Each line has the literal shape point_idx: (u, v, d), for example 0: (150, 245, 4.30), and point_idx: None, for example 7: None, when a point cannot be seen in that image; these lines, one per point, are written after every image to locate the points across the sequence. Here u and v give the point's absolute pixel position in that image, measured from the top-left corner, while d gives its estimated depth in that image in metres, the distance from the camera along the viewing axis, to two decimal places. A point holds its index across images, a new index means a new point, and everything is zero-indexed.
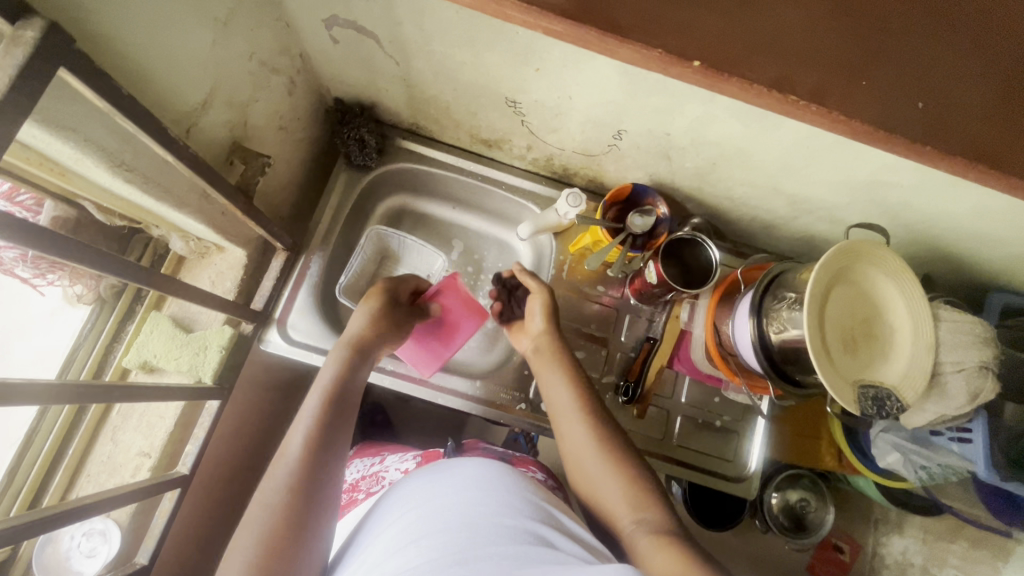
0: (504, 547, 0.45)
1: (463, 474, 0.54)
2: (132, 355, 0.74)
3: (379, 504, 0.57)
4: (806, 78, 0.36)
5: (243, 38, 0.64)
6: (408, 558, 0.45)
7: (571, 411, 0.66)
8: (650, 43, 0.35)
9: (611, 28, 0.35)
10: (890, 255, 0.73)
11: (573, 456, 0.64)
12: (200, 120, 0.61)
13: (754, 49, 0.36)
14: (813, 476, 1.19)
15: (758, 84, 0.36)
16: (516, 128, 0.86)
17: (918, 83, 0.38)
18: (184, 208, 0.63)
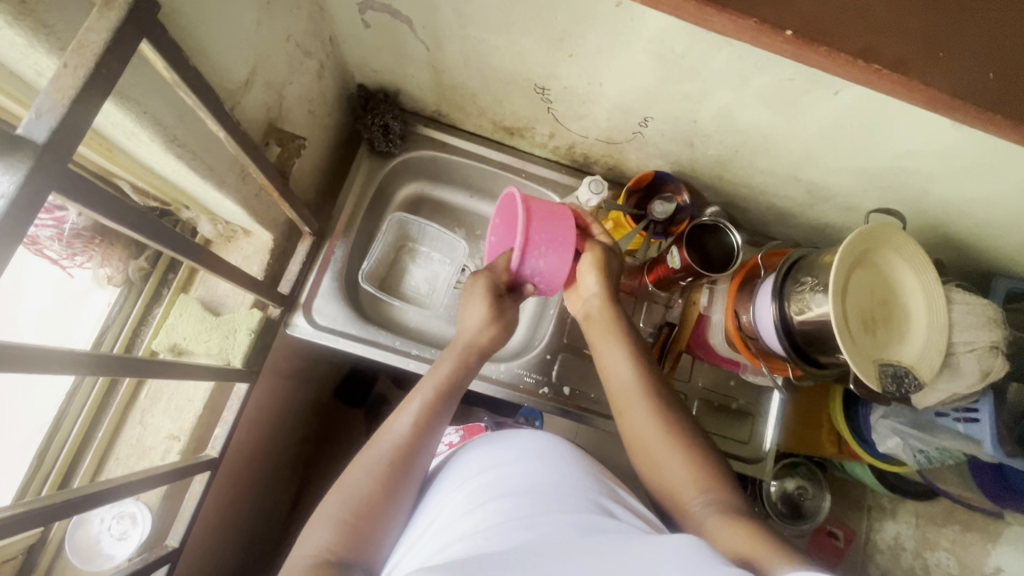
0: (568, 507, 0.49)
1: (526, 444, 0.59)
2: (162, 338, 0.75)
3: (454, 469, 0.61)
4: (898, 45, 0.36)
5: (284, 18, 0.65)
6: (473, 518, 0.49)
7: (636, 399, 0.69)
8: (747, 13, 0.34)
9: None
10: (907, 239, 0.76)
11: (641, 440, 0.67)
12: (243, 99, 0.61)
13: (849, 18, 0.35)
14: (809, 464, 1.26)
15: (848, 56, 0.35)
16: (541, 115, 0.87)
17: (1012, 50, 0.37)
18: (225, 187, 0.63)
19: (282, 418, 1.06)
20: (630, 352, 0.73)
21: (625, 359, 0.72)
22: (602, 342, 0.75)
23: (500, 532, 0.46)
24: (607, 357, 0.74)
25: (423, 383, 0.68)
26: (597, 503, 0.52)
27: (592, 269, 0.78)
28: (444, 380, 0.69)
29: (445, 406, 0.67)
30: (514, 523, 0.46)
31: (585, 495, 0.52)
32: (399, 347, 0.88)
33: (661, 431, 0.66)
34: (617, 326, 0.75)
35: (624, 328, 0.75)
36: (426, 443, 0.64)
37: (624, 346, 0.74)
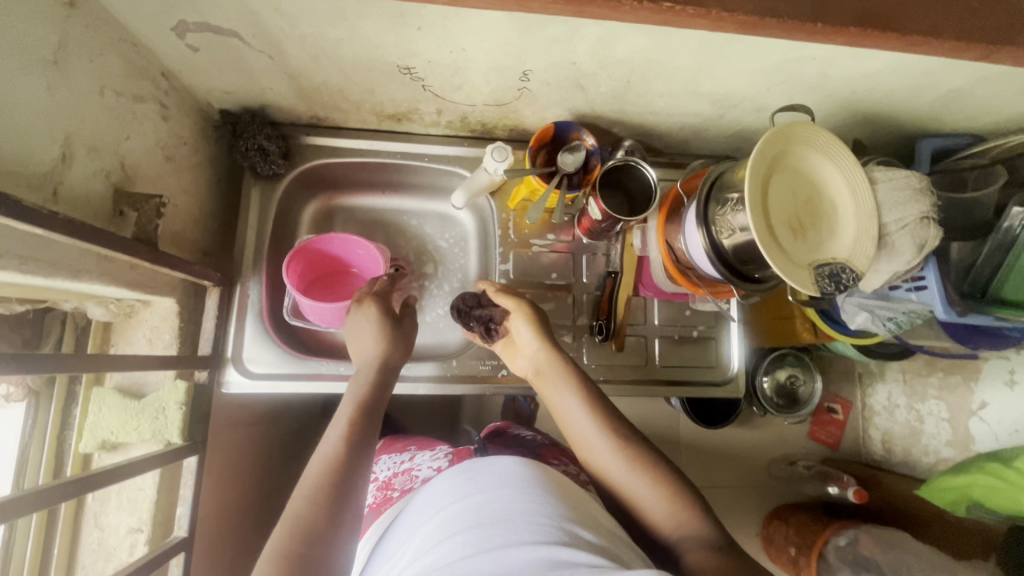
0: (531, 536, 0.48)
1: (502, 472, 0.58)
2: (89, 438, 0.71)
3: (424, 503, 0.61)
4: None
5: (87, 72, 0.57)
6: (442, 550, 0.49)
7: (596, 437, 0.68)
8: None
9: None
10: (819, 130, 0.72)
11: (609, 476, 0.67)
12: (65, 177, 0.55)
13: None
14: (796, 352, 1.28)
15: None
16: (420, 95, 0.80)
17: None
18: (84, 274, 0.58)
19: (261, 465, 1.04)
20: (581, 395, 0.72)
21: (580, 404, 0.71)
22: (552, 392, 0.74)
23: (464, 565, 0.45)
24: (561, 406, 0.73)
25: (339, 411, 0.67)
26: (567, 531, 0.50)
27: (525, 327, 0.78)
28: (357, 403, 0.68)
29: (365, 424, 0.66)
30: (481, 557, 0.46)
31: (550, 521, 0.51)
32: (345, 371, 0.85)
33: (624, 463, 0.66)
34: (561, 375, 0.74)
35: (570, 373, 0.74)
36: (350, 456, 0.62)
37: (575, 391, 0.72)
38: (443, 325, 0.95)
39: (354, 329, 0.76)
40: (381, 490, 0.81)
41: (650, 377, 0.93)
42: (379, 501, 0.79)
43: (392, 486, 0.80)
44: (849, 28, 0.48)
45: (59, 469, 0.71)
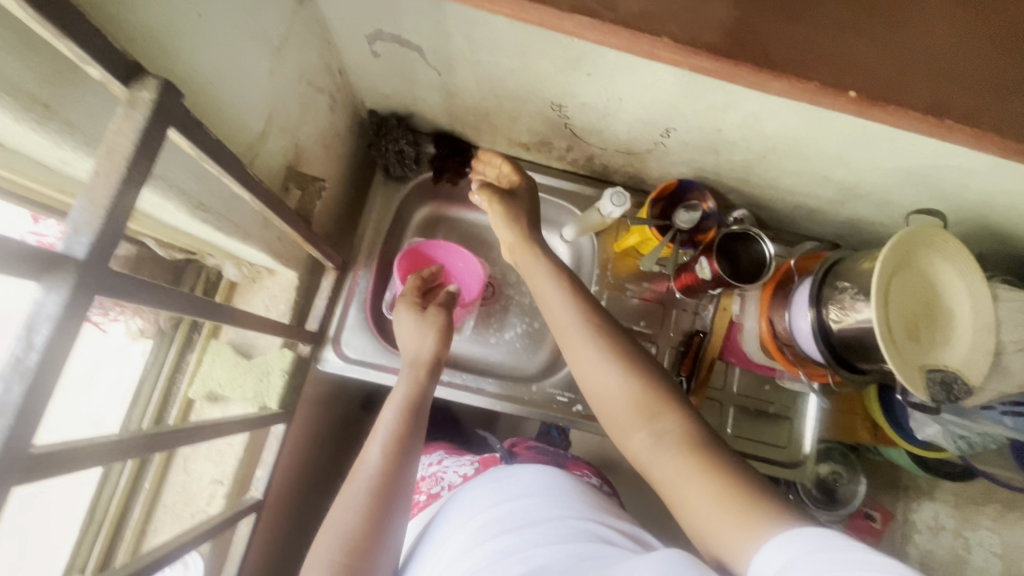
0: (559, 537, 0.52)
1: (530, 481, 0.62)
2: (198, 386, 0.75)
3: (461, 509, 0.64)
4: (966, 103, 0.39)
5: (295, 62, 0.64)
6: (478, 555, 0.53)
7: (567, 304, 0.66)
8: (807, 77, 0.37)
9: (769, 63, 0.37)
10: (950, 238, 0.73)
11: (574, 341, 0.64)
12: (261, 149, 0.60)
13: (912, 74, 0.39)
14: (844, 449, 1.23)
15: (915, 110, 0.38)
16: (558, 131, 0.85)
17: None
18: (250, 238, 0.63)
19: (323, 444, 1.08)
20: (566, 286, 0.68)
21: (565, 296, 0.67)
22: (536, 284, 0.71)
23: (498, 566, 0.50)
24: (546, 297, 0.69)
25: (386, 406, 0.69)
26: (591, 533, 0.53)
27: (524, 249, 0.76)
28: (409, 396, 0.71)
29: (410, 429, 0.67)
30: (514, 558, 0.50)
31: (575, 523, 0.54)
32: None
33: (602, 343, 0.63)
34: (546, 266, 0.71)
35: (555, 266, 0.71)
36: (399, 447, 0.64)
37: (558, 278, 0.69)
38: (524, 349, 0.97)
39: (411, 326, 0.78)
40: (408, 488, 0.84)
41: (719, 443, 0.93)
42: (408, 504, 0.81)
43: (420, 489, 0.83)
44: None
45: (164, 407, 0.76)
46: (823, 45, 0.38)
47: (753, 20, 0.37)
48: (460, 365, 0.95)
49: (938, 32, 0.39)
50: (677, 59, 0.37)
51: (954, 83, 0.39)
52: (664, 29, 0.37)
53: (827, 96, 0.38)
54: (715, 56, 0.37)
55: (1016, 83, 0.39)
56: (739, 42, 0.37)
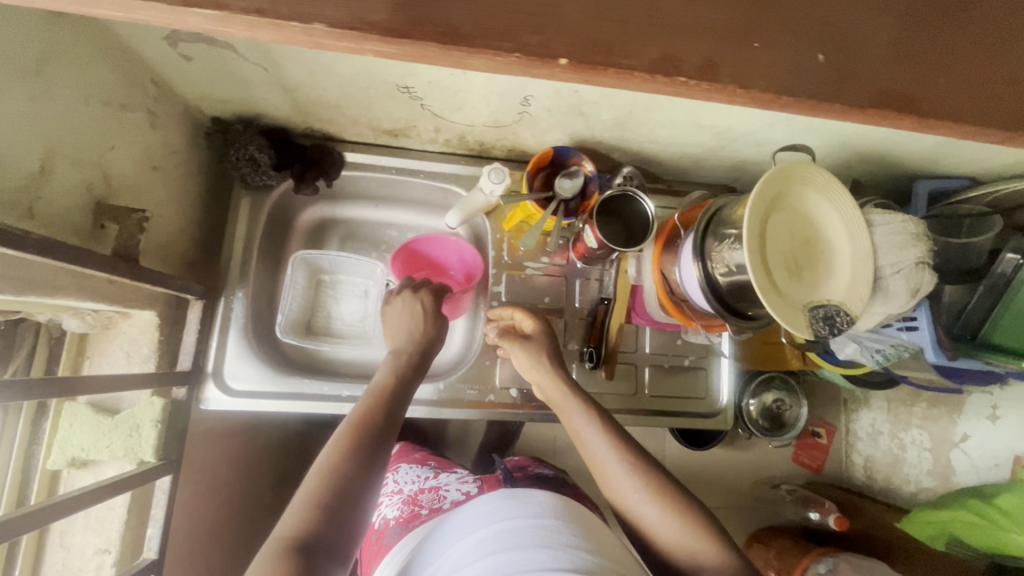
0: (563, 563, 0.49)
1: (541, 501, 0.59)
2: (58, 455, 0.68)
3: (462, 523, 0.60)
4: (693, 53, 0.40)
5: (72, 82, 0.55)
6: (484, 564, 0.50)
7: (601, 442, 0.68)
8: (503, 48, 0.38)
9: (453, 39, 0.37)
10: (819, 171, 0.72)
11: (613, 482, 0.67)
12: (44, 190, 0.53)
13: (640, 29, 0.40)
14: (784, 376, 1.28)
15: (638, 70, 0.39)
16: (418, 113, 0.79)
17: (820, 34, 0.42)
18: (60, 291, 0.56)
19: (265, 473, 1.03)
20: (597, 420, 0.71)
21: (592, 424, 0.70)
22: (567, 418, 0.73)
23: None
24: (579, 432, 0.71)
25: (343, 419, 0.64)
26: (597, 563, 0.51)
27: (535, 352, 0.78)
28: (375, 399, 0.66)
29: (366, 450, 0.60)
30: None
31: (586, 555, 0.51)
32: (328, 392, 0.83)
33: (637, 476, 0.65)
34: (576, 401, 0.73)
35: (582, 397, 0.73)
36: (354, 441, 0.60)
37: (589, 411, 0.72)
38: None
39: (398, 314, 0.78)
40: (407, 505, 0.79)
41: (637, 406, 0.92)
42: (405, 515, 0.77)
43: (419, 503, 0.78)
44: (867, 107, 0.43)
45: (25, 484, 0.68)
46: (525, 13, 0.38)
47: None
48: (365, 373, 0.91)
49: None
50: (349, 47, 0.38)
51: (715, 39, 0.40)
52: (318, 14, 0.37)
53: (536, 63, 0.38)
54: (389, 35, 0.37)
55: (742, 33, 0.41)
56: (415, 18, 0.37)
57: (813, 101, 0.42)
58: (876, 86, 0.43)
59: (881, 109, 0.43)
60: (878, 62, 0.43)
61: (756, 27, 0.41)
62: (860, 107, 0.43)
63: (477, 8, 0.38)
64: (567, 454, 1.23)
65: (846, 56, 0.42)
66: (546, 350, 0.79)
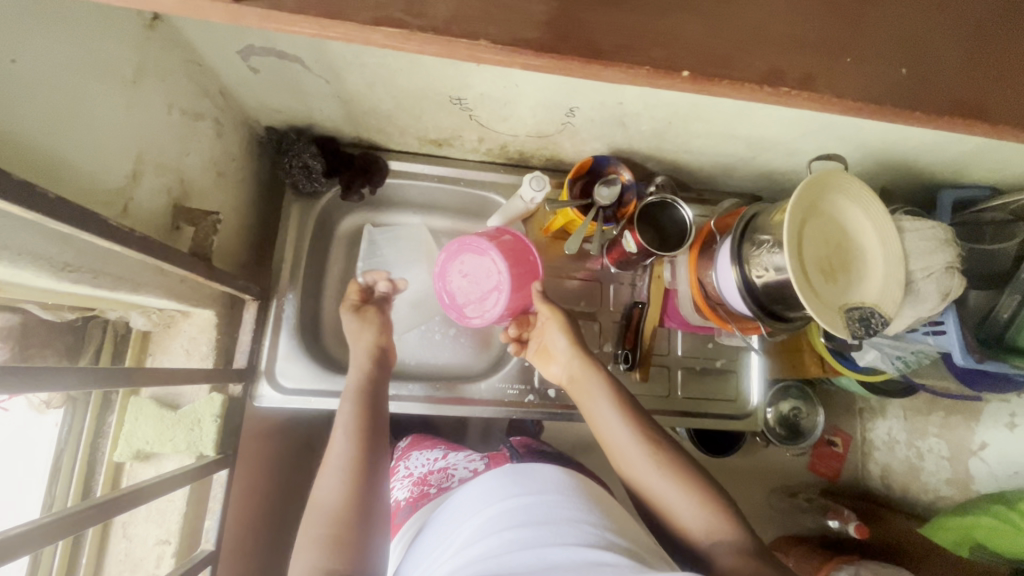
0: (575, 538, 0.52)
1: (548, 478, 0.61)
2: (123, 447, 0.71)
3: (468, 499, 0.63)
4: (794, 68, 0.43)
5: (158, 91, 0.59)
6: (492, 541, 0.53)
7: (623, 433, 0.71)
8: (637, 61, 0.41)
9: (597, 54, 0.41)
10: (851, 179, 0.75)
11: (636, 472, 0.69)
12: (135, 192, 0.56)
13: (744, 46, 0.43)
14: (800, 384, 1.32)
15: (748, 81, 0.42)
16: (464, 123, 0.82)
17: (904, 48, 0.45)
18: (143, 288, 0.59)
19: (303, 473, 1.06)
20: (618, 406, 0.73)
21: (614, 414, 0.73)
22: (589, 403, 0.75)
23: (512, 555, 0.50)
24: (598, 416, 0.74)
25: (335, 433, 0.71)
26: (612, 539, 0.53)
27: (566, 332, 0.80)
28: (358, 410, 0.74)
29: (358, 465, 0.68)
30: (526, 550, 0.50)
31: (593, 527, 0.54)
32: None
33: (657, 464, 0.67)
34: (599, 387, 0.75)
35: (606, 385, 0.75)
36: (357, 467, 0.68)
37: (609, 399, 0.74)
38: (466, 344, 0.97)
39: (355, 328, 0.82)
40: (417, 486, 0.82)
41: (670, 407, 0.95)
42: (415, 495, 0.80)
43: (428, 482, 0.82)
44: (944, 117, 0.46)
45: (90, 477, 0.71)
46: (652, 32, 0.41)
47: (579, 15, 0.41)
48: (406, 375, 0.94)
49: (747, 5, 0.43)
50: (503, 59, 0.40)
51: (775, 49, 0.43)
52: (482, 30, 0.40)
53: (661, 76, 0.42)
54: (540, 51, 0.40)
55: (835, 48, 0.44)
56: (562, 34, 0.40)
57: (895, 110, 0.45)
58: (952, 96, 0.46)
59: (957, 119, 0.46)
60: (956, 74, 0.46)
61: (841, 37, 0.44)
62: (939, 116, 0.46)
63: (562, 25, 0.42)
64: (591, 456, 1.25)
65: (925, 68, 0.46)
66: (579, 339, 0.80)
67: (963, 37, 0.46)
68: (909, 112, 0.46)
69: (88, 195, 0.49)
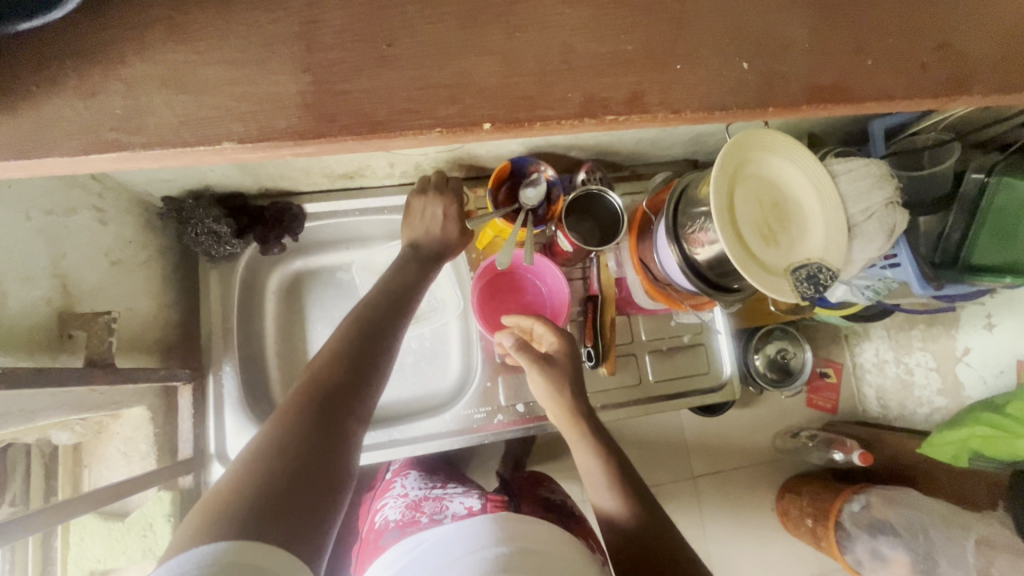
0: None
1: (534, 536, 0.53)
2: (76, 571, 0.67)
3: (441, 538, 0.56)
4: (618, 89, 0.41)
5: (1, 200, 0.53)
6: None
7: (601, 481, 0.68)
8: (427, 126, 0.40)
9: (375, 127, 0.39)
10: (773, 134, 0.72)
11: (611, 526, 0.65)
12: (0, 318, 0.51)
13: (546, 83, 0.41)
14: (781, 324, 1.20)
15: (561, 118, 0.41)
16: (368, 153, 0.78)
17: (744, 44, 0.43)
18: (38, 412, 0.55)
19: None
20: (603, 460, 0.69)
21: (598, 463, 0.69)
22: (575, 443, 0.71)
23: None
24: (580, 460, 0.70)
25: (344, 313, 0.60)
26: None
27: (561, 369, 0.72)
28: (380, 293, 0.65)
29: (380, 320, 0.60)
30: None
31: None
32: None
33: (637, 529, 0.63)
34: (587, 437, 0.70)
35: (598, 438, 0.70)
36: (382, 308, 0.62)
37: (594, 449, 0.70)
38: (429, 373, 0.95)
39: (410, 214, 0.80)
40: (410, 510, 0.70)
41: (643, 395, 0.93)
42: (404, 521, 0.68)
43: (421, 509, 0.70)
44: (803, 106, 0.44)
45: None
46: (438, 86, 0.40)
47: (334, 85, 0.39)
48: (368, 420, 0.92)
49: (561, 17, 0.41)
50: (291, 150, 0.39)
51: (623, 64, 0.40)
52: (236, 130, 0.39)
53: (460, 132, 0.40)
54: (302, 139, 0.39)
55: (660, 59, 0.42)
56: (326, 115, 0.39)
57: (745, 108, 0.43)
58: (804, 83, 0.44)
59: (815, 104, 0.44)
60: (804, 60, 0.44)
61: (695, 41, 0.43)
62: (794, 106, 0.44)
63: (401, 91, 0.40)
64: None
65: (772, 64, 0.44)
66: (569, 377, 0.72)
67: (803, 19, 0.44)
68: (761, 109, 0.43)
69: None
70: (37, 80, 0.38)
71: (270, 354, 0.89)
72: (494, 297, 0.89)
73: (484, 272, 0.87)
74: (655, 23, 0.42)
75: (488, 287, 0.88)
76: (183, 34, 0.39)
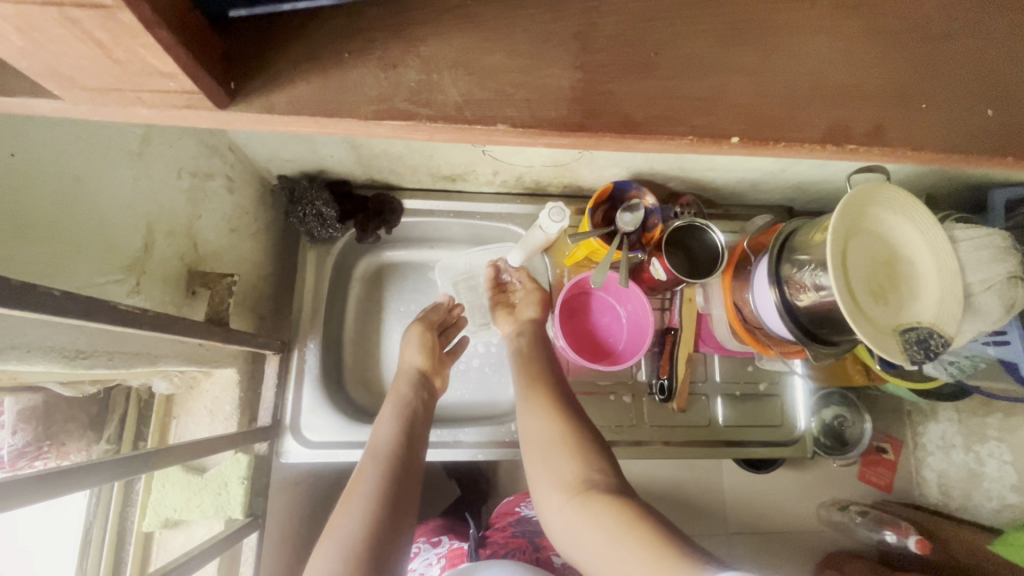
0: None
1: None
2: (152, 517, 0.70)
3: None
4: (862, 120, 0.41)
5: (165, 157, 0.58)
6: None
7: (552, 440, 0.68)
8: (680, 130, 0.39)
9: (633, 125, 0.39)
10: (895, 191, 0.70)
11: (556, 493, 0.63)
12: (146, 263, 0.55)
13: (803, 105, 0.41)
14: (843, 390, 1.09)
15: (811, 141, 0.40)
16: (477, 158, 0.80)
17: (985, 91, 0.43)
18: (160, 358, 0.58)
19: None
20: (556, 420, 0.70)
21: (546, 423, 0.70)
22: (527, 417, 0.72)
23: None
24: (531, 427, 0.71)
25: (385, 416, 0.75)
26: None
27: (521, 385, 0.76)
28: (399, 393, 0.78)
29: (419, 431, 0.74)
30: None
31: None
32: None
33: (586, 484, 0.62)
34: (539, 400, 0.73)
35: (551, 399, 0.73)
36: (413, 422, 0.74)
37: (544, 411, 0.71)
38: (496, 382, 0.95)
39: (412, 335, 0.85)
40: None
41: (712, 437, 0.90)
42: None
43: None
44: None
45: (121, 546, 0.71)
46: (695, 98, 0.40)
47: (605, 77, 0.39)
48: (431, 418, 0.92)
49: (822, 42, 0.42)
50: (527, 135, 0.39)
51: (841, 103, 0.41)
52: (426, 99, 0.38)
53: (709, 144, 0.40)
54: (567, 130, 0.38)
55: (907, 97, 0.42)
56: (591, 110, 0.39)
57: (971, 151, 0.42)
58: None
59: None
60: None
61: (937, 93, 0.42)
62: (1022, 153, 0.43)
63: (662, 95, 0.39)
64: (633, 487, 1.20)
65: (1011, 113, 0.43)
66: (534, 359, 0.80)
67: None
68: (1003, 156, 0.43)
69: (96, 275, 0.48)
70: (341, 47, 0.38)
71: (347, 339, 0.92)
72: (572, 316, 0.89)
73: (568, 290, 0.87)
74: (899, 63, 0.42)
75: (570, 304, 0.88)
76: (471, 20, 0.40)
